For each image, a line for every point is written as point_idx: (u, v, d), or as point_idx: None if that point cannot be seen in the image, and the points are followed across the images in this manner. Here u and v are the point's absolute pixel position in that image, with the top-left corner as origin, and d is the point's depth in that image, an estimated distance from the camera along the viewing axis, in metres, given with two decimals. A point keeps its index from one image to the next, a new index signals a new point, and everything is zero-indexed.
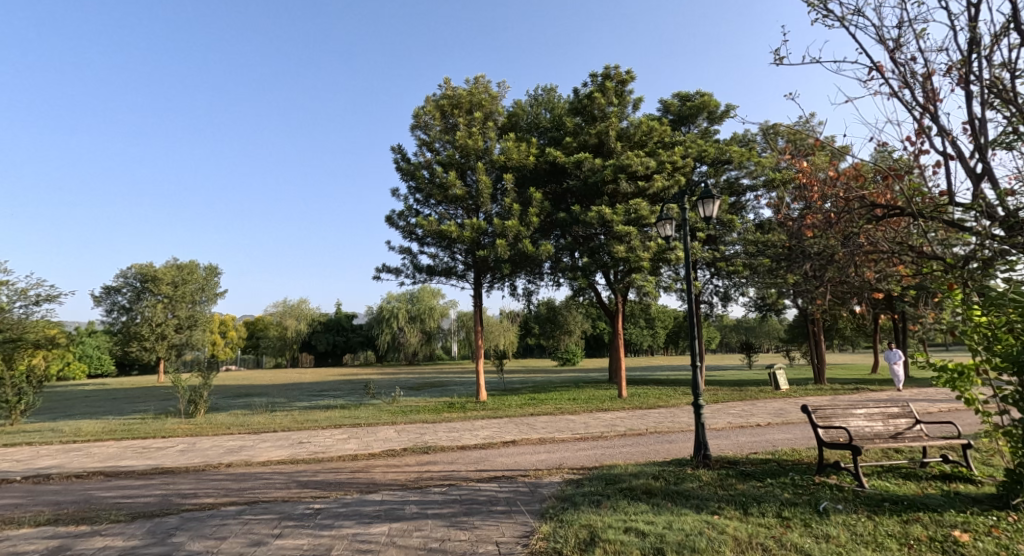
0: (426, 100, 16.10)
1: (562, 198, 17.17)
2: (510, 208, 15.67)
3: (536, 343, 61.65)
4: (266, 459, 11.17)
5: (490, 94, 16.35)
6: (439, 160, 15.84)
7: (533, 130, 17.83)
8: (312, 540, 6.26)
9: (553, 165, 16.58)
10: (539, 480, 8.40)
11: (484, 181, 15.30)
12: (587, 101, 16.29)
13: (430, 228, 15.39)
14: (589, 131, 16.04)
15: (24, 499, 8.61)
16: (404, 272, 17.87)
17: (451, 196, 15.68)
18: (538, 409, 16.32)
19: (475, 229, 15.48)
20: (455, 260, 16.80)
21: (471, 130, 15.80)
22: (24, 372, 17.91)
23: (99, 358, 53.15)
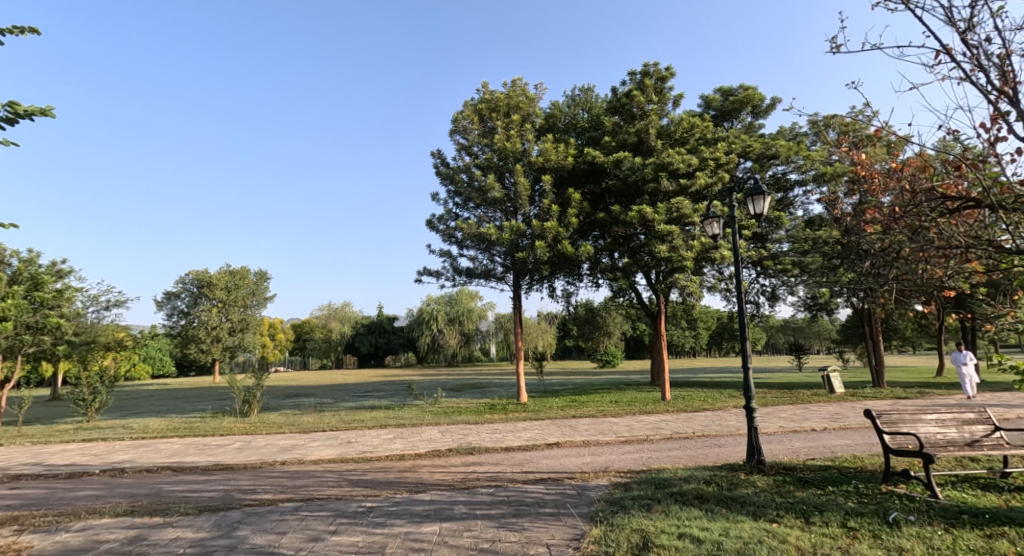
0: (464, 105, 16.23)
1: (601, 198, 17.01)
2: (549, 209, 15.65)
3: (576, 344, 61.35)
4: (318, 458, 11.47)
5: (528, 96, 16.39)
6: (478, 164, 15.95)
7: (570, 131, 17.74)
8: (366, 538, 6.41)
9: (591, 165, 16.43)
10: (587, 483, 8.36)
11: (523, 183, 15.27)
12: (626, 100, 16.14)
13: (470, 230, 15.49)
14: (628, 130, 15.87)
15: (103, 491, 9.15)
16: (444, 274, 18.07)
17: (490, 199, 15.73)
18: (580, 410, 16.29)
19: (514, 230, 15.45)
20: (494, 262, 16.87)
21: (510, 133, 15.86)
22: (98, 374, 18.80)
23: (161, 359, 55.93)
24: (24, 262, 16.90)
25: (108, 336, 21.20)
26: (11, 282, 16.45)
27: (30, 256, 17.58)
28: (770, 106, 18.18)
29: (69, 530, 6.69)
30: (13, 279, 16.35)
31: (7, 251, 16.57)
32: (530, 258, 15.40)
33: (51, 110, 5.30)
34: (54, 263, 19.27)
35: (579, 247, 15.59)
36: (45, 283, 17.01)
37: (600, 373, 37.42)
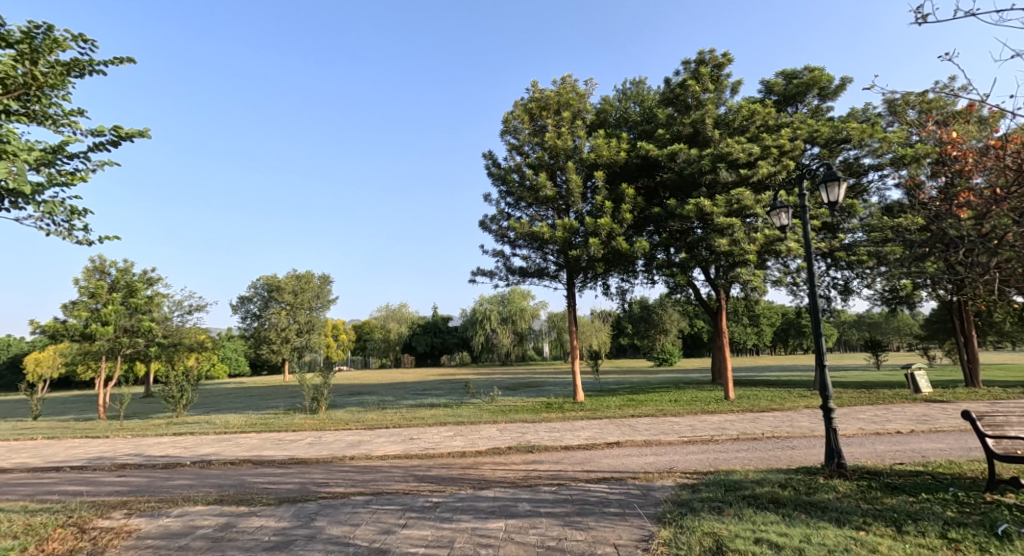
0: (514, 105, 16.24)
1: (655, 192, 16.65)
2: (602, 205, 15.44)
3: (632, 343, 60.41)
4: (384, 454, 11.81)
5: (578, 92, 16.25)
6: (529, 163, 15.92)
7: (622, 125, 17.45)
8: (435, 532, 6.55)
9: (645, 158, 16.10)
10: (652, 483, 8.24)
11: (575, 180, 15.18)
12: (680, 90, 15.76)
13: (522, 230, 15.50)
14: (683, 121, 15.49)
15: (194, 480, 9.77)
16: (498, 274, 18.18)
17: (542, 198, 15.70)
18: (641, 410, 16.00)
19: (567, 228, 15.37)
20: (547, 261, 16.87)
21: (561, 130, 15.76)
22: (184, 373, 20.09)
23: (237, 359, 59.03)
24: (121, 271, 18.23)
25: (191, 337, 22.59)
26: (110, 289, 17.89)
27: (125, 265, 18.94)
28: (838, 87, 17.28)
29: (169, 516, 7.17)
30: (112, 287, 17.76)
31: (107, 261, 17.95)
32: (583, 255, 15.29)
33: (148, 132, 5.81)
34: (145, 270, 20.72)
35: (635, 243, 15.33)
36: (138, 290, 18.30)
37: (657, 372, 36.69)
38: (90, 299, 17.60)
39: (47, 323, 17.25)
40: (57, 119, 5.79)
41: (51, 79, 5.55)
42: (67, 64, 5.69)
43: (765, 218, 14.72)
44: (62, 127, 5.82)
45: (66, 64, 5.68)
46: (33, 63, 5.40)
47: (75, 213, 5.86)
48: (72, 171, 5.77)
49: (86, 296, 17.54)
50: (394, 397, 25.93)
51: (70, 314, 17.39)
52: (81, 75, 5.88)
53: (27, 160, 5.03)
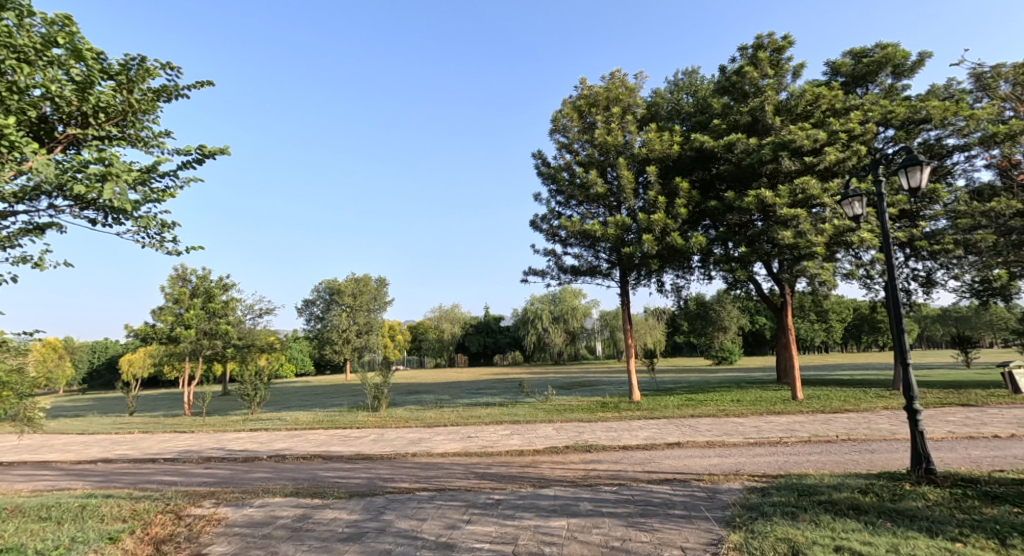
0: (563, 104, 16.14)
1: (711, 184, 16.17)
2: (655, 200, 15.12)
3: (687, 341, 58.89)
4: (444, 451, 12.01)
5: (628, 87, 15.96)
6: (578, 161, 15.76)
7: (674, 118, 17.06)
8: (499, 529, 6.59)
9: (699, 151, 15.65)
10: (718, 486, 8.02)
11: (627, 176, 14.92)
12: (737, 78, 15.18)
13: (573, 228, 15.40)
14: (740, 110, 14.99)
15: (271, 473, 10.24)
16: (550, 273, 18.12)
17: (593, 195, 15.53)
18: (701, 410, 15.60)
19: (619, 225, 15.10)
20: (600, 259, 16.70)
21: (610, 126, 15.52)
22: (257, 372, 21.06)
23: (302, 359, 61.47)
24: (201, 277, 19.32)
25: (262, 338, 23.66)
26: (192, 295, 19.07)
27: (204, 272, 20.07)
28: (916, 62, 16.30)
29: (252, 506, 7.55)
30: (193, 294, 18.92)
31: (189, 269, 19.08)
32: (636, 253, 14.99)
33: (228, 150, 6.12)
34: (221, 277, 21.91)
35: (690, 238, 14.93)
36: (215, 295, 19.37)
37: (717, 371, 35.57)
38: (175, 304, 18.85)
39: (138, 328, 18.53)
40: (147, 140, 6.16)
41: (143, 105, 5.92)
42: (158, 91, 6.07)
43: (833, 207, 14.04)
44: (152, 148, 6.20)
45: (156, 91, 6.05)
46: (129, 91, 5.81)
47: (165, 226, 6.20)
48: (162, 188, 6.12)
49: (170, 302, 18.80)
50: (450, 395, 26.31)
51: (159, 319, 18.66)
52: (168, 100, 6.25)
53: (127, 180, 5.42)
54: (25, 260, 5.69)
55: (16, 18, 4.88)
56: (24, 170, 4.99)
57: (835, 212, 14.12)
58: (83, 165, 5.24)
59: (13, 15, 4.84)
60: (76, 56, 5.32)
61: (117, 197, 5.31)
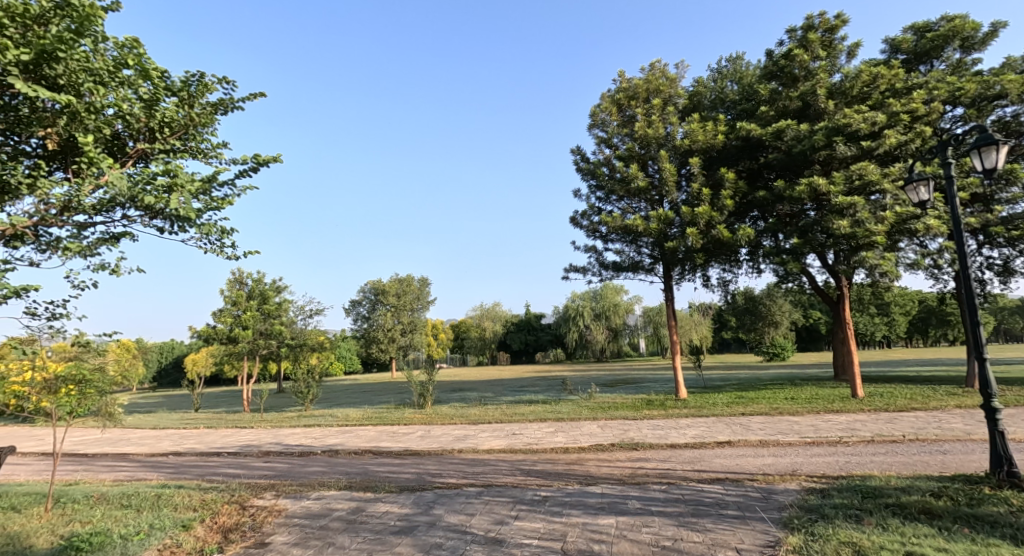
0: (601, 98, 15.97)
1: (759, 174, 15.78)
2: (700, 192, 14.80)
3: (736, 337, 57.41)
4: (490, 448, 12.11)
5: (668, 77, 15.69)
6: (619, 155, 15.61)
7: (718, 106, 16.66)
8: (546, 525, 6.62)
9: (745, 140, 15.25)
10: (774, 487, 7.82)
11: (669, 169, 14.67)
12: (784, 62, 14.70)
13: (614, 224, 15.25)
14: (789, 95, 14.52)
15: (326, 468, 10.56)
16: (591, 270, 18.02)
17: (634, 189, 15.35)
18: (753, 408, 15.20)
19: (662, 219, 14.89)
20: (642, 254, 16.50)
21: (651, 119, 15.26)
22: (310, 370, 21.72)
23: (350, 358, 63.04)
24: (256, 280, 20.06)
25: (313, 337, 24.36)
26: (248, 298, 19.84)
27: (259, 275, 20.84)
28: (987, 34, 15.42)
29: (309, 498, 7.81)
30: (248, 296, 19.68)
31: (245, 272, 19.84)
32: (680, 247, 14.73)
33: (279, 158, 6.35)
34: (274, 279, 22.69)
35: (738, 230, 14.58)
36: (270, 297, 20.10)
37: (768, 366, 34.59)
38: (233, 306, 19.68)
39: (200, 329, 19.41)
40: (207, 152, 6.45)
41: (203, 118, 6.19)
42: (215, 105, 6.33)
43: (894, 193, 13.44)
44: (211, 159, 6.48)
45: (214, 105, 6.33)
46: (190, 106, 6.10)
47: (224, 233, 6.48)
48: (221, 197, 6.39)
49: (228, 304, 19.63)
50: (494, 393, 26.50)
51: (219, 320, 19.50)
52: (225, 113, 6.51)
53: (191, 192, 5.72)
54: (103, 267, 6.04)
55: (93, 43, 5.18)
56: (101, 184, 5.31)
57: (897, 198, 13.53)
58: (152, 177, 5.54)
59: (90, 40, 5.15)
60: (144, 75, 5.63)
61: (182, 207, 5.60)
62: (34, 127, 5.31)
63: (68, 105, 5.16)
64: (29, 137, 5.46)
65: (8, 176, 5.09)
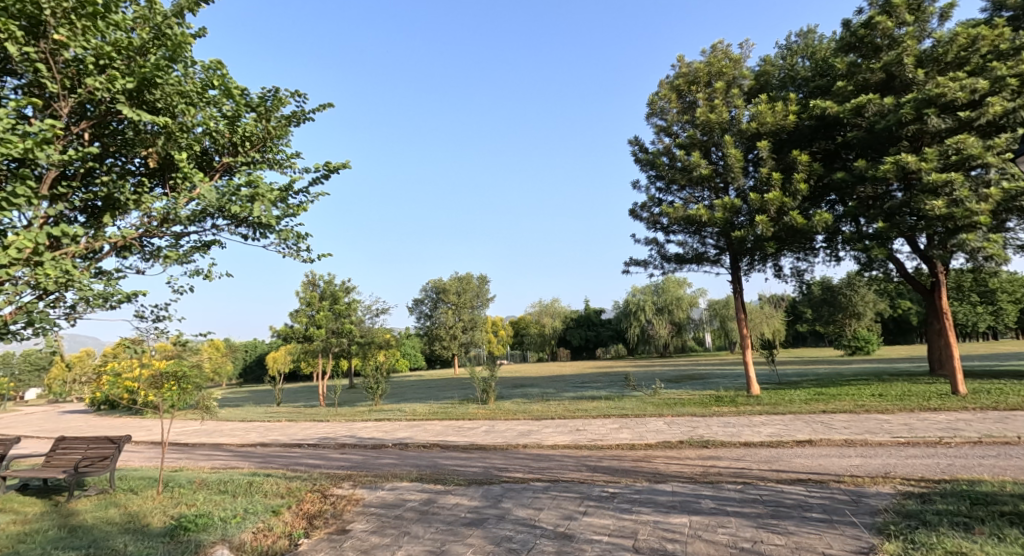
0: (660, 85, 15.74)
1: (835, 155, 15.25)
2: (769, 177, 14.31)
3: (813, 330, 54.94)
4: (554, 443, 12.23)
5: (732, 58, 15.19)
6: (679, 143, 15.33)
7: (788, 85, 16.01)
8: (616, 522, 6.68)
9: (820, 118, 14.59)
10: (863, 489, 7.53)
11: (735, 154, 14.23)
12: (865, 31, 13.92)
13: (675, 215, 15.01)
14: (871, 67, 13.67)
15: (398, 460, 11.01)
16: (652, 263, 17.79)
17: (697, 178, 15.04)
18: (835, 405, 14.59)
19: (728, 207, 14.54)
20: (706, 245, 16.17)
21: (713, 103, 14.87)
22: (379, 367, 22.52)
23: (414, 354, 64.76)
24: (327, 281, 21.06)
25: (381, 335, 25.21)
26: (321, 299, 20.87)
27: (329, 276, 21.82)
28: None
29: (384, 489, 8.20)
30: (320, 297, 20.67)
31: (318, 275, 20.84)
32: (749, 236, 14.33)
33: (347, 163, 6.69)
34: (343, 280, 23.66)
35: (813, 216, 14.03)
36: (340, 297, 21.04)
37: (851, 360, 32.89)
38: (308, 306, 20.73)
39: (279, 329, 20.53)
40: (282, 162, 6.88)
41: (279, 131, 6.58)
42: (289, 117, 6.75)
43: (1000, 167, 12.58)
44: (286, 169, 6.91)
45: (288, 118, 6.74)
46: (268, 120, 6.51)
47: (300, 237, 6.88)
48: (297, 204, 6.80)
49: (303, 305, 20.68)
50: (557, 389, 26.63)
51: (295, 320, 20.57)
52: (297, 125, 6.93)
53: (271, 200, 6.13)
54: (197, 273, 6.57)
55: (184, 68, 5.65)
56: (194, 197, 5.76)
57: (1002, 172, 12.65)
58: (236, 189, 5.95)
59: (182, 65, 5.62)
60: (227, 94, 6.08)
61: (264, 215, 6.03)
62: (138, 148, 5.83)
63: (164, 127, 5.66)
64: (133, 157, 6.02)
65: (119, 193, 5.70)
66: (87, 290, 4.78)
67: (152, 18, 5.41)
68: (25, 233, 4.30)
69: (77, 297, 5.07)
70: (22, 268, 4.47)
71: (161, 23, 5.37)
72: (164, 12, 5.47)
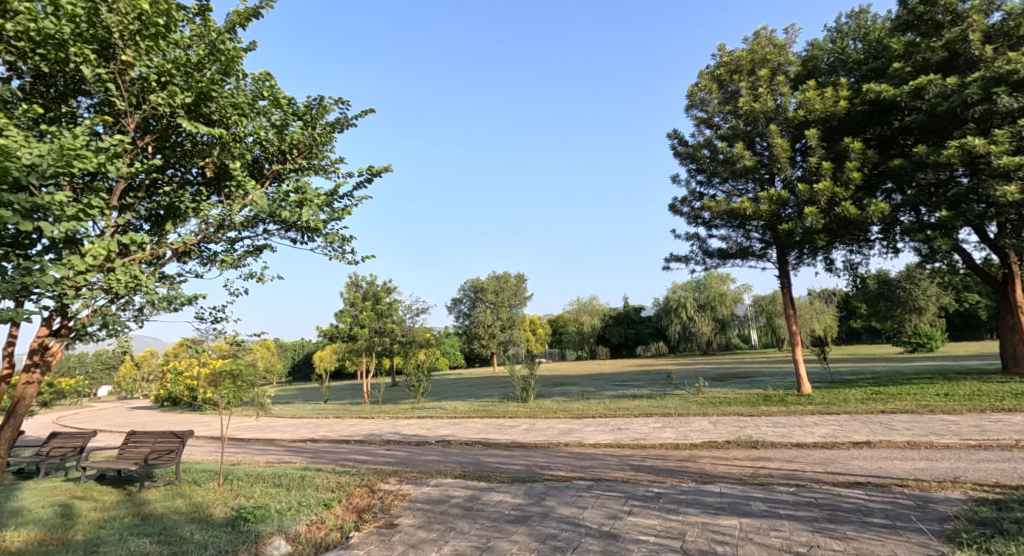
0: (700, 76, 15.53)
1: (891, 141, 14.73)
2: (818, 167, 13.88)
3: (868, 325, 53.05)
4: (596, 442, 12.19)
5: (776, 44, 14.80)
6: (721, 135, 15.07)
7: (837, 70, 15.48)
8: (663, 523, 6.64)
9: (874, 103, 14.06)
10: (929, 494, 7.25)
11: (781, 144, 13.87)
12: (924, 8, 13.54)
13: (717, 208, 14.74)
14: (932, 46, 13.13)
15: (442, 457, 11.18)
16: (694, 258, 17.53)
17: (740, 170, 14.70)
18: (895, 405, 14.06)
19: (773, 200, 14.16)
20: (750, 239, 15.85)
21: (757, 92, 14.52)
22: (421, 365, 22.85)
23: (454, 353, 65.44)
24: (370, 281, 21.51)
25: (421, 334, 25.57)
26: (364, 298, 21.33)
27: (372, 276, 22.28)
28: None
29: (429, 485, 8.35)
30: (363, 297, 21.11)
31: (361, 275, 21.30)
32: (797, 229, 13.95)
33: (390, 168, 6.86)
34: (385, 280, 24.10)
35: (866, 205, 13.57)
36: (382, 297, 21.46)
37: (909, 358, 31.61)
38: (352, 306, 21.21)
39: (325, 329, 21.08)
40: (328, 167, 7.09)
41: (324, 138, 6.79)
42: (333, 124, 6.94)
43: None
44: (331, 174, 7.14)
45: (332, 124, 6.94)
46: (313, 127, 6.72)
47: (345, 240, 7.09)
48: (342, 208, 7.01)
49: (347, 305, 21.18)
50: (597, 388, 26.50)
51: (340, 320, 21.07)
52: (341, 131, 7.12)
53: (318, 205, 6.33)
54: (251, 275, 6.84)
55: (237, 81, 5.87)
56: (246, 203, 6.00)
57: None
58: (285, 195, 6.16)
59: (234, 78, 5.85)
60: (275, 104, 6.30)
61: (313, 219, 6.25)
62: (195, 159, 6.20)
63: (219, 138, 5.94)
64: (191, 166, 6.32)
65: (179, 202, 6.04)
66: (154, 293, 5.05)
67: (208, 35, 5.61)
68: (99, 242, 4.59)
69: (144, 300, 5.35)
70: (96, 273, 4.77)
71: (215, 40, 5.55)
72: (218, 28, 5.64)
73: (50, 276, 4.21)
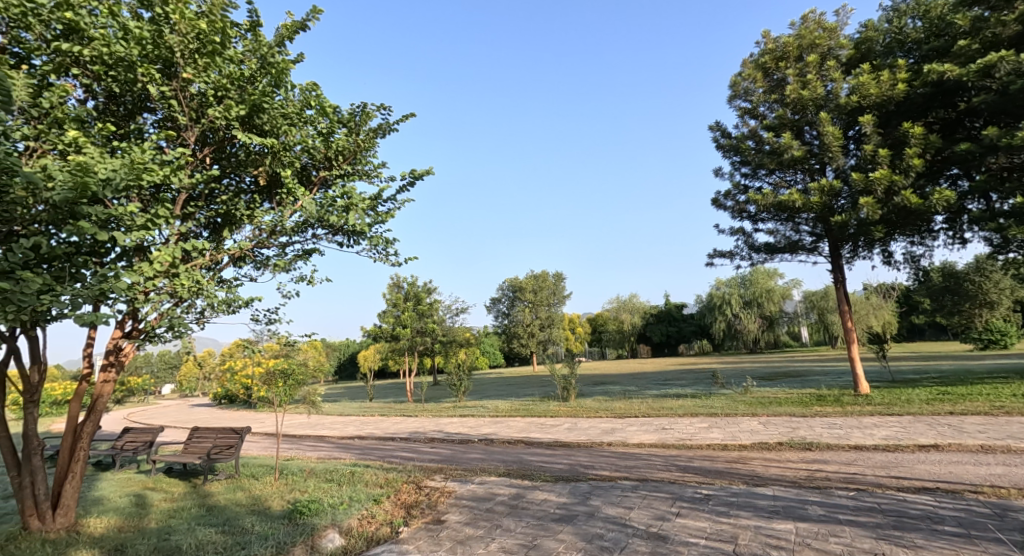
0: (744, 65, 15.17)
1: (955, 126, 14.05)
2: (874, 154, 13.35)
3: (933, 321, 50.66)
4: (640, 442, 12.07)
5: (826, 28, 14.35)
6: (767, 125, 14.69)
7: (894, 51, 14.84)
8: (713, 525, 6.53)
9: (937, 84, 13.42)
10: (1005, 502, 6.90)
11: (832, 132, 13.39)
12: None
13: (764, 201, 14.36)
14: (1003, 21, 12.39)
15: (485, 455, 11.27)
16: (739, 253, 17.14)
17: (788, 161, 14.27)
18: (964, 406, 13.45)
19: (824, 191, 13.70)
20: (801, 233, 15.41)
21: (806, 79, 14.09)
22: (462, 365, 23.06)
23: (494, 352, 65.71)
24: (411, 282, 21.84)
25: (461, 334, 25.78)
26: (405, 299, 21.67)
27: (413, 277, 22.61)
28: None
29: (474, 482, 8.44)
30: (405, 298, 21.44)
31: (402, 276, 21.63)
32: (851, 221, 13.48)
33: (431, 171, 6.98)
34: (425, 281, 24.41)
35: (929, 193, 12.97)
36: (423, 297, 21.75)
37: (978, 357, 30.11)
38: (394, 307, 21.57)
39: (369, 329, 21.51)
40: (371, 172, 7.24)
41: (365, 144, 6.92)
42: (377, 128, 7.10)
43: None
44: (376, 178, 7.29)
45: (376, 130, 7.07)
46: (356, 133, 6.86)
47: (389, 243, 7.25)
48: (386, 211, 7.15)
49: (390, 305, 21.56)
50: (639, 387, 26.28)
51: (382, 320, 21.45)
52: (384, 135, 7.25)
53: (364, 208, 6.44)
54: (302, 279, 7.05)
55: (286, 92, 6.07)
56: (297, 209, 6.20)
57: None
58: (332, 200, 6.33)
59: (285, 90, 6.06)
60: (322, 113, 6.48)
61: (359, 223, 6.39)
62: (249, 168, 6.36)
63: (270, 148, 6.12)
64: (245, 176, 6.53)
65: (235, 209, 6.33)
66: (214, 297, 5.27)
67: (260, 49, 5.78)
68: (165, 249, 4.82)
69: (206, 303, 5.60)
70: (163, 278, 5.00)
71: (266, 53, 5.74)
72: (269, 43, 5.84)
73: (124, 282, 4.45)
